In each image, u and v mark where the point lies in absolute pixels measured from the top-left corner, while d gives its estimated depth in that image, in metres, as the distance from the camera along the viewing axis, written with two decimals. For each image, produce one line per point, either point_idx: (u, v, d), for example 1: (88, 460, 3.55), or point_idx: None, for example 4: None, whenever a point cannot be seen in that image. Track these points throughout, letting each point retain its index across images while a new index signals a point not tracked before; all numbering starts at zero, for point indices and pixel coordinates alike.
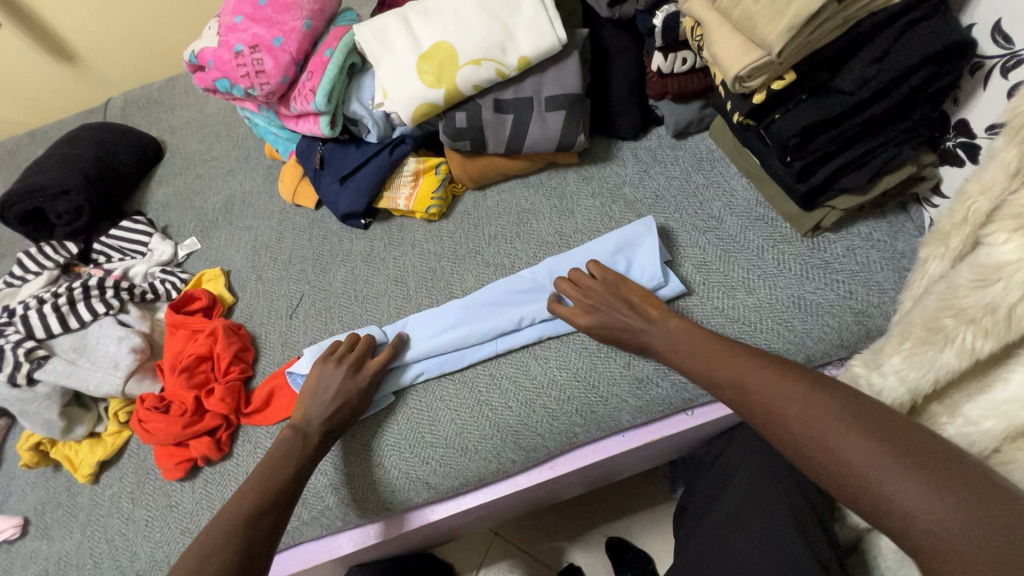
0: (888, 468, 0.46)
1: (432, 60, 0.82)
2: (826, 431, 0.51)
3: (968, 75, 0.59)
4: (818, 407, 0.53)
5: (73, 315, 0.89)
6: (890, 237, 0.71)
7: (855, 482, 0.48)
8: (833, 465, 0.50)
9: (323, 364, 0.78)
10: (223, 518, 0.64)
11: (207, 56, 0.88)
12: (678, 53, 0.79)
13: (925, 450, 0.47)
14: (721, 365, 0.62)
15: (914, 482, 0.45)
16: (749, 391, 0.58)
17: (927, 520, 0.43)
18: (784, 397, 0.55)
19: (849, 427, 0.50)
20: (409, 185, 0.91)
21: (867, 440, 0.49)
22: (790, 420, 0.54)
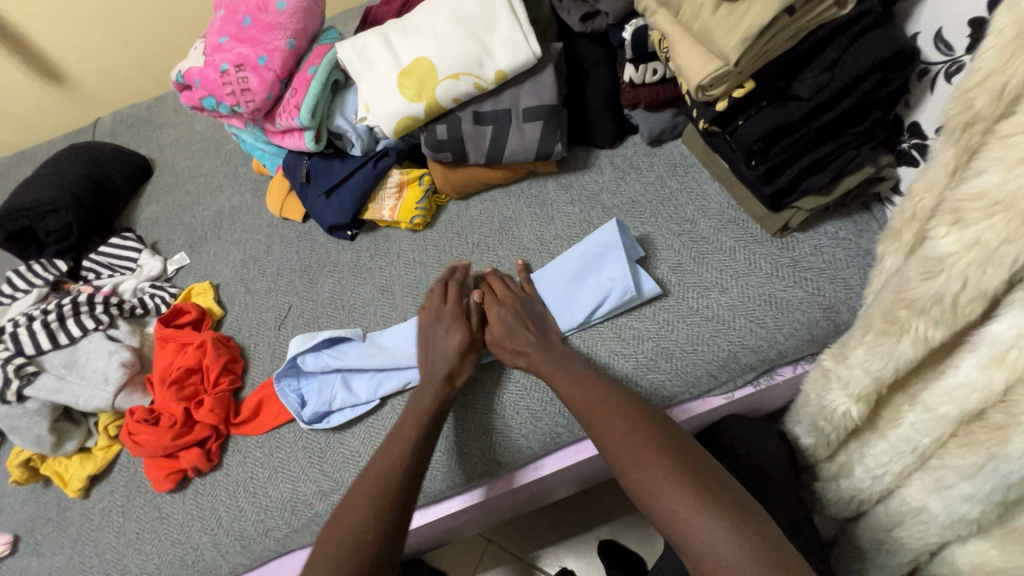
0: (682, 496, 0.55)
1: (412, 75, 0.85)
2: (642, 467, 0.59)
3: (917, 81, 0.62)
4: (651, 445, 0.60)
5: (63, 331, 0.91)
6: (855, 236, 0.74)
7: (669, 516, 0.55)
8: (644, 494, 0.58)
9: (427, 321, 0.82)
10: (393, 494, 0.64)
11: (193, 75, 0.90)
12: (649, 64, 0.82)
13: (709, 486, 0.55)
14: (593, 395, 0.67)
15: (716, 516, 0.52)
16: (606, 424, 0.64)
17: (708, 547, 0.51)
18: (630, 436, 0.62)
19: (658, 464, 0.58)
20: (393, 196, 0.94)
21: (678, 477, 0.56)
22: (627, 455, 0.61)
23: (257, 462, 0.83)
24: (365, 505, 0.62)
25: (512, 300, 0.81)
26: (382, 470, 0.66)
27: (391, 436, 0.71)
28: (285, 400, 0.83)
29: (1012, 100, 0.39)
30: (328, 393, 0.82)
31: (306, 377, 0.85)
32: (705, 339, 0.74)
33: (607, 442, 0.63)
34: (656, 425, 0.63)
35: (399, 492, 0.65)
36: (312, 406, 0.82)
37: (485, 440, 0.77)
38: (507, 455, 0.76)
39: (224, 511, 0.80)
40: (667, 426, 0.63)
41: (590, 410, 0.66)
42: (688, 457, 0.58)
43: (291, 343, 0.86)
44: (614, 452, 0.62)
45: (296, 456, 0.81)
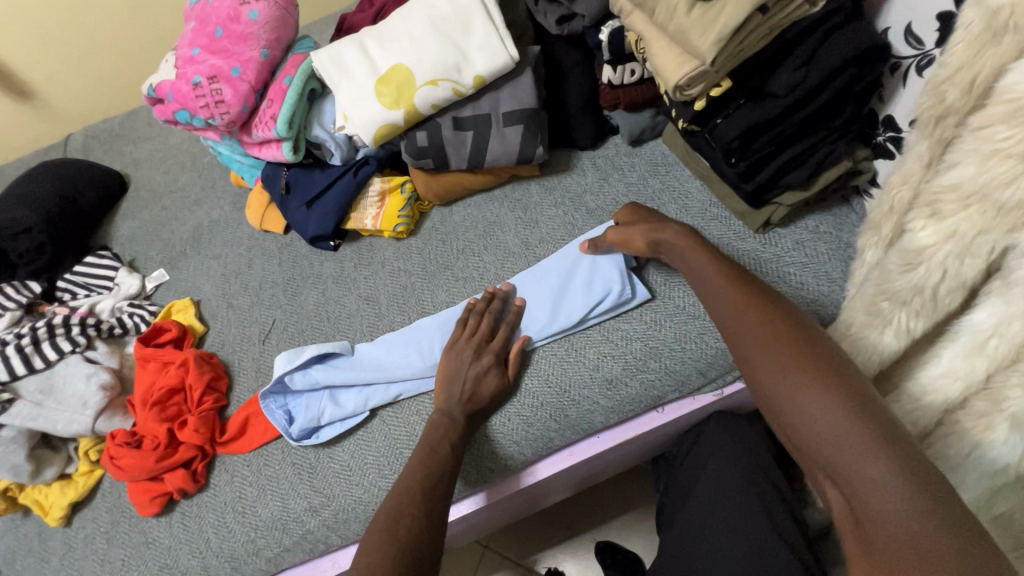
0: (841, 429, 0.44)
1: (389, 83, 0.84)
2: (795, 387, 0.49)
3: (889, 75, 0.63)
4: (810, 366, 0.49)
5: (38, 355, 0.88)
6: (835, 229, 0.75)
7: (823, 443, 0.45)
8: (792, 420, 0.48)
9: (451, 350, 0.78)
10: (422, 507, 0.64)
11: (164, 89, 0.88)
12: (627, 65, 0.82)
13: (884, 423, 0.44)
14: (737, 305, 0.59)
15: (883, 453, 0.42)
16: (750, 338, 0.55)
17: (868, 485, 0.41)
18: (784, 353, 0.52)
19: (821, 392, 0.47)
20: (375, 205, 0.93)
21: (843, 401, 0.46)
22: (782, 375, 0.50)
23: (245, 480, 0.81)
24: (412, 520, 0.62)
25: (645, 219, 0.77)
26: (419, 481, 0.67)
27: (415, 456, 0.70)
28: (271, 417, 0.81)
29: (984, 92, 0.40)
30: (316, 409, 0.80)
31: (294, 393, 0.83)
32: (693, 336, 0.74)
33: (756, 358, 0.54)
34: (817, 348, 0.52)
35: (440, 509, 0.65)
36: (300, 423, 0.80)
37: (484, 444, 0.76)
38: (506, 459, 0.76)
39: (213, 532, 0.78)
40: (834, 351, 0.51)
41: (738, 326, 0.58)
42: (859, 389, 0.47)
43: (275, 363, 0.84)
44: (760, 365, 0.53)
45: (285, 472, 0.80)
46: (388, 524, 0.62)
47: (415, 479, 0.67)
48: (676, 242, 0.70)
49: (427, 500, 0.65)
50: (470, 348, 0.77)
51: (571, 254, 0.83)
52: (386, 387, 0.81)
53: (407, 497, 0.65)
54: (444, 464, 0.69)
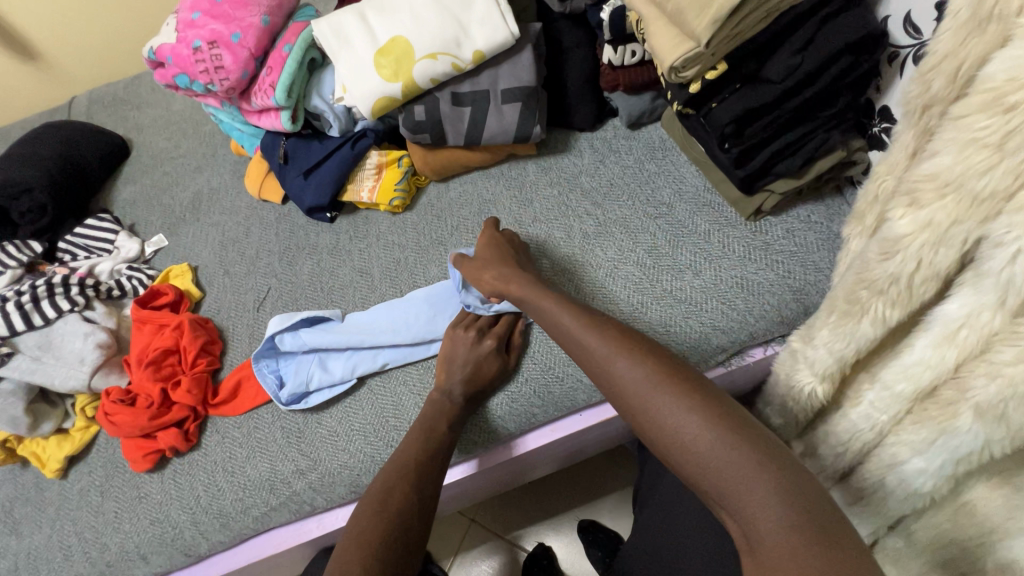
0: (718, 449, 0.44)
1: (389, 55, 0.84)
2: (684, 430, 0.46)
3: (887, 64, 0.63)
4: (691, 400, 0.47)
5: (38, 312, 0.90)
6: (826, 219, 0.76)
7: (722, 484, 0.43)
8: (670, 445, 0.47)
9: (452, 333, 0.79)
10: (406, 475, 0.66)
11: (165, 52, 0.88)
12: (627, 46, 0.81)
13: (764, 442, 0.45)
14: (594, 329, 0.58)
15: (772, 480, 0.42)
16: (625, 385, 0.51)
17: (758, 514, 0.41)
18: (665, 396, 0.48)
19: (690, 410, 0.47)
20: (372, 178, 0.93)
21: (733, 438, 0.44)
22: (647, 398, 0.49)
23: (235, 442, 0.83)
24: (405, 492, 0.64)
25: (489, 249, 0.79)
26: (414, 457, 0.68)
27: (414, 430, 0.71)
28: (263, 381, 0.83)
29: (965, 84, 0.40)
30: (305, 374, 0.82)
31: (284, 359, 0.85)
32: (678, 321, 0.75)
33: (640, 404, 0.50)
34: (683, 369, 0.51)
35: (432, 488, 0.66)
36: (290, 388, 0.82)
37: (477, 418, 0.77)
38: (495, 434, 0.77)
39: (203, 490, 0.81)
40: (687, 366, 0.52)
41: (613, 370, 0.53)
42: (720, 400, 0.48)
43: (270, 323, 0.86)
44: (644, 411, 0.49)
45: (274, 436, 0.82)
46: (380, 495, 0.64)
47: (411, 454, 0.68)
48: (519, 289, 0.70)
49: (418, 475, 0.66)
50: (472, 332, 0.77)
51: (564, 241, 0.84)
52: (372, 355, 0.82)
53: (400, 470, 0.67)
54: (438, 441, 0.70)
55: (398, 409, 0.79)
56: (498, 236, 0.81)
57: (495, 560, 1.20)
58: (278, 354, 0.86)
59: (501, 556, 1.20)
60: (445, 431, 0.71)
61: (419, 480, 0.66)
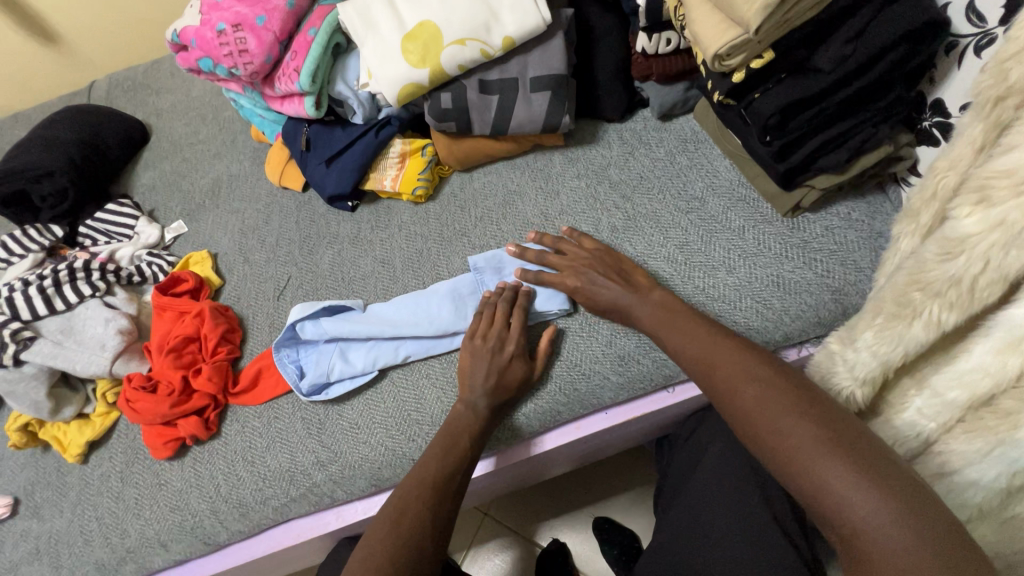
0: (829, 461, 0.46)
1: (416, 40, 0.81)
2: (794, 440, 0.49)
3: (944, 55, 0.60)
4: (809, 418, 0.50)
5: (59, 297, 0.90)
6: (868, 217, 0.73)
7: (828, 495, 0.45)
8: (780, 456, 0.49)
9: (468, 345, 0.76)
10: (419, 492, 0.64)
11: (189, 35, 0.87)
12: (663, 33, 0.78)
13: (876, 457, 0.46)
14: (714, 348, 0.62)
15: (883, 497, 0.43)
16: (741, 398, 0.55)
17: (863, 526, 0.43)
18: (780, 409, 0.51)
19: (806, 425, 0.49)
20: (395, 167, 0.91)
21: (849, 456, 0.46)
22: (761, 412, 0.53)
23: (255, 431, 0.82)
24: (419, 511, 0.62)
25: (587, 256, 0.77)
26: (433, 473, 0.66)
27: (436, 448, 0.69)
28: (283, 371, 0.82)
29: None
30: (325, 364, 0.81)
31: (305, 349, 0.84)
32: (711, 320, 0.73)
33: (754, 418, 0.53)
34: (802, 388, 0.54)
35: (451, 503, 0.65)
36: (311, 378, 0.80)
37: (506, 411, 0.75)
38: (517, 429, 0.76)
39: (222, 479, 0.80)
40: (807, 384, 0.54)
41: (732, 386, 0.57)
42: (836, 416, 0.50)
43: (292, 311, 0.85)
44: (759, 424, 0.52)
45: (295, 427, 0.81)
46: (394, 511, 0.62)
47: (428, 471, 0.66)
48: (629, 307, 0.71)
49: (439, 493, 0.64)
50: (489, 345, 0.74)
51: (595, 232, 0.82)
52: (394, 347, 0.80)
53: (418, 487, 0.65)
54: (459, 455, 0.68)
55: (420, 401, 0.78)
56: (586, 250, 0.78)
57: (509, 555, 1.19)
58: (298, 343, 0.85)
59: (515, 552, 1.19)
60: (479, 424, 0.71)
61: (439, 500, 0.64)
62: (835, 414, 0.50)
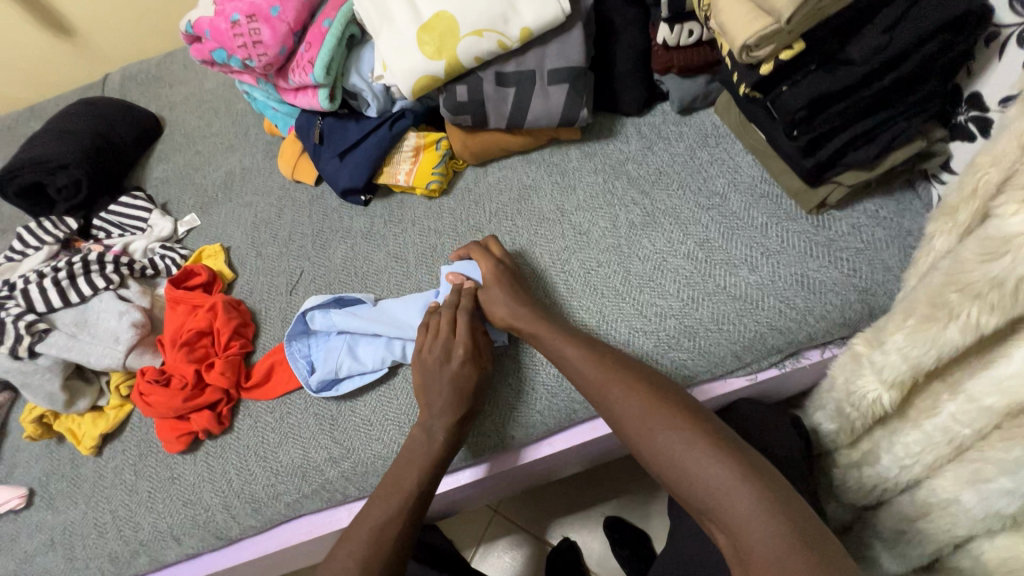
0: (707, 466, 0.52)
1: (432, 31, 0.80)
2: (673, 449, 0.54)
3: (984, 45, 0.58)
4: (687, 424, 0.56)
5: (74, 289, 0.89)
6: (897, 215, 0.71)
7: (713, 498, 0.51)
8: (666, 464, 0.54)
9: (420, 362, 0.74)
10: (393, 503, 0.66)
11: (203, 26, 0.86)
12: (685, 25, 0.76)
13: (743, 455, 0.52)
14: (600, 361, 0.65)
15: (756, 489, 0.49)
16: (626, 413, 0.59)
17: (747, 520, 0.48)
18: (660, 421, 0.57)
19: (685, 432, 0.55)
20: (409, 161, 0.90)
21: (722, 455, 0.52)
22: (646, 425, 0.57)
23: (268, 427, 0.82)
24: (397, 524, 0.64)
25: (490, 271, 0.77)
26: (409, 482, 0.67)
27: (408, 459, 0.69)
28: (295, 366, 0.81)
29: None
30: (334, 361, 0.79)
31: (317, 344, 0.83)
32: (731, 319, 0.71)
33: (639, 432, 0.58)
34: (675, 396, 0.59)
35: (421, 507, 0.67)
36: (319, 374, 0.79)
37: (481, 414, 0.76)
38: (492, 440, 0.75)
39: (235, 474, 0.80)
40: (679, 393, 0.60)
41: (618, 400, 0.61)
42: (707, 421, 0.56)
43: (308, 303, 0.84)
44: (645, 436, 0.57)
45: (307, 423, 0.80)
46: (375, 529, 0.64)
47: (404, 479, 0.68)
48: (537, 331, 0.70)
49: (410, 507, 0.66)
50: (440, 355, 0.73)
51: (618, 226, 0.80)
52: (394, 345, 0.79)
53: (396, 495, 0.67)
54: (405, 496, 0.66)
55: None
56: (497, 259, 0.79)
57: (520, 552, 1.19)
58: (309, 337, 0.84)
59: (525, 549, 1.19)
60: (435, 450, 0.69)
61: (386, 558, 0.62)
62: (706, 420, 0.56)
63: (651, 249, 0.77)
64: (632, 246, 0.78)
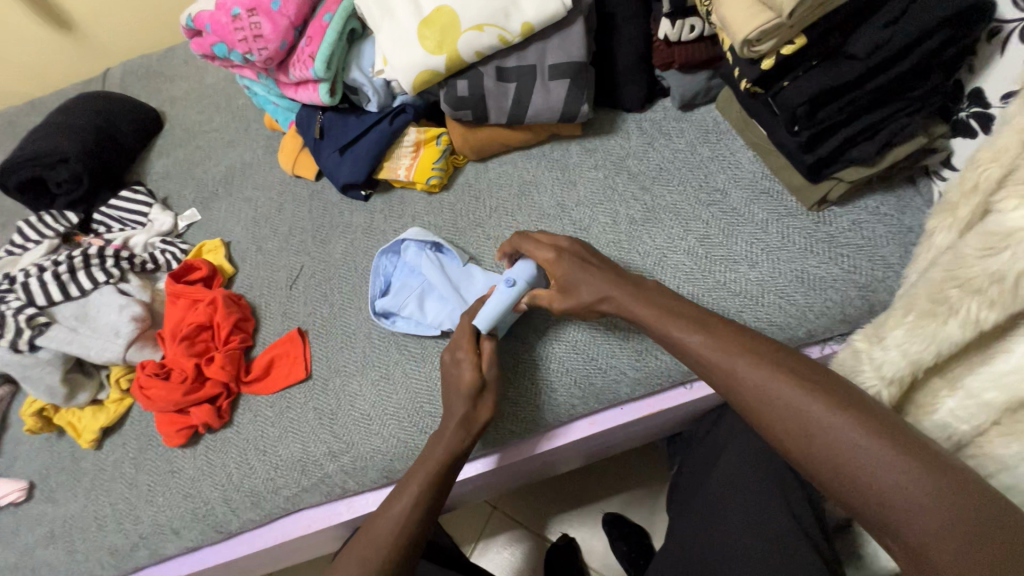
0: (886, 463, 0.45)
1: (433, 26, 0.80)
2: (830, 442, 0.47)
3: (986, 41, 0.58)
4: (851, 414, 0.48)
5: (74, 283, 0.90)
6: (897, 212, 0.71)
7: (883, 499, 0.44)
8: (824, 459, 0.48)
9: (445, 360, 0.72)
10: (405, 505, 0.64)
11: (203, 20, 0.86)
12: (686, 20, 0.76)
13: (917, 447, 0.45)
14: (733, 339, 0.57)
15: (936, 491, 0.42)
16: (768, 396, 0.52)
17: (926, 525, 0.42)
18: (817, 407, 0.49)
19: (851, 424, 0.47)
20: (409, 156, 0.90)
21: (899, 448, 0.45)
22: (794, 413, 0.50)
23: (267, 421, 0.82)
24: (411, 522, 0.63)
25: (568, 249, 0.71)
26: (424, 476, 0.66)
27: (428, 453, 0.67)
28: (375, 277, 0.85)
29: None
30: (404, 298, 0.82)
31: (399, 271, 0.85)
32: (731, 315, 0.71)
33: (793, 418, 0.50)
34: (830, 381, 0.52)
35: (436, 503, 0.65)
36: (388, 299, 0.83)
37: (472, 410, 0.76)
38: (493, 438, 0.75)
39: (234, 467, 0.80)
40: (831, 378, 0.52)
41: (750, 386, 0.53)
42: (876, 411, 0.48)
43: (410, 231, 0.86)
44: (798, 425, 0.50)
45: (307, 417, 0.81)
46: (389, 529, 0.62)
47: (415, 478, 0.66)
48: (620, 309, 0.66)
49: (419, 503, 0.64)
50: (461, 357, 0.70)
51: (618, 222, 0.80)
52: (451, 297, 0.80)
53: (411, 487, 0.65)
54: (414, 495, 0.64)
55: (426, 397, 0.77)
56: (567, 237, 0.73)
57: (519, 548, 1.19)
58: (398, 258, 0.86)
59: (524, 545, 1.19)
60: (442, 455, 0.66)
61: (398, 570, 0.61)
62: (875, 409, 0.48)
63: (650, 244, 0.77)
64: (630, 243, 0.78)
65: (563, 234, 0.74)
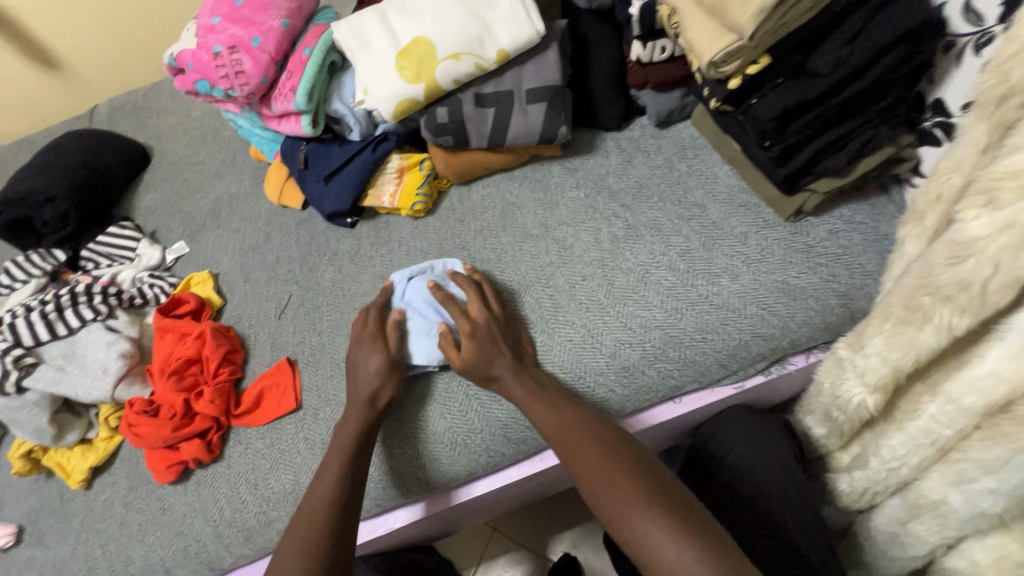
0: (649, 520, 0.54)
1: (411, 56, 0.82)
2: (618, 501, 0.57)
3: (943, 54, 0.60)
4: (637, 481, 0.58)
5: (61, 321, 0.90)
6: (872, 220, 0.72)
7: (649, 548, 0.53)
8: (611, 515, 0.57)
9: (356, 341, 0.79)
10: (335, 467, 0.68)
11: (186, 58, 0.88)
12: (657, 42, 0.78)
13: (680, 508, 0.55)
14: (562, 413, 0.67)
15: (689, 543, 0.51)
16: (581, 464, 0.62)
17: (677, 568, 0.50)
18: (612, 472, 0.59)
19: (631, 489, 0.57)
20: (393, 182, 0.91)
21: (663, 509, 0.54)
22: (597, 476, 0.60)
23: (258, 453, 0.82)
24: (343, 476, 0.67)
25: (483, 323, 0.75)
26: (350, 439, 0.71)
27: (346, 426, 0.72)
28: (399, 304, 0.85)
29: None
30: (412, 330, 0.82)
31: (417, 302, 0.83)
32: (714, 328, 0.72)
33: (597, 481, 0.59)
34: (630, 451, 0.62)
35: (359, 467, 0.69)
36: None
37: (413, 438, 0.76)
38: (454, 464, 0.75)
39: (226, 502, 0.79)
40: (635, 450, 0.62)
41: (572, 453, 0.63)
42: (658, 478, 0.58)
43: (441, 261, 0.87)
44: (597, 487, 0.59)
45: (298, 447, 0.80)
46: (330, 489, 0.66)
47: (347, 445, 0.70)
48: (506, 385, 0.71)
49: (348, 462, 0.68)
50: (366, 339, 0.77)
51: (602, 239, 0.81)
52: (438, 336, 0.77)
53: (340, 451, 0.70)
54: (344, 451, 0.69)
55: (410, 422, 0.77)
56: (489, 311, 0.76)
57: (520, 570, 1.17)
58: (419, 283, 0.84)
59: (525, 567, 1.17)
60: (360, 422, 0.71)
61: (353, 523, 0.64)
62: (657, 476, 0.58)
63: (633, 261, 0.78)
64: (618, 258, 0.79)
65: (488, 305, 0.77)
